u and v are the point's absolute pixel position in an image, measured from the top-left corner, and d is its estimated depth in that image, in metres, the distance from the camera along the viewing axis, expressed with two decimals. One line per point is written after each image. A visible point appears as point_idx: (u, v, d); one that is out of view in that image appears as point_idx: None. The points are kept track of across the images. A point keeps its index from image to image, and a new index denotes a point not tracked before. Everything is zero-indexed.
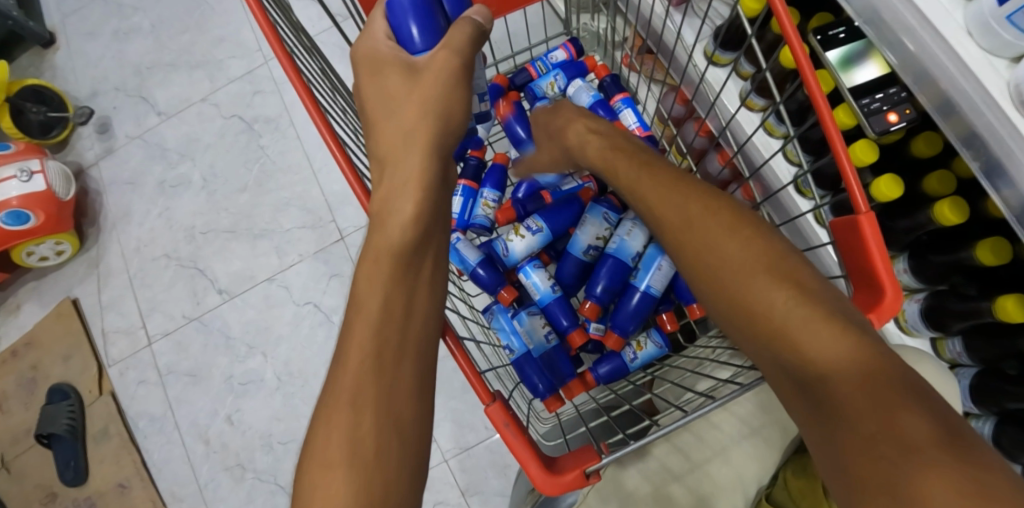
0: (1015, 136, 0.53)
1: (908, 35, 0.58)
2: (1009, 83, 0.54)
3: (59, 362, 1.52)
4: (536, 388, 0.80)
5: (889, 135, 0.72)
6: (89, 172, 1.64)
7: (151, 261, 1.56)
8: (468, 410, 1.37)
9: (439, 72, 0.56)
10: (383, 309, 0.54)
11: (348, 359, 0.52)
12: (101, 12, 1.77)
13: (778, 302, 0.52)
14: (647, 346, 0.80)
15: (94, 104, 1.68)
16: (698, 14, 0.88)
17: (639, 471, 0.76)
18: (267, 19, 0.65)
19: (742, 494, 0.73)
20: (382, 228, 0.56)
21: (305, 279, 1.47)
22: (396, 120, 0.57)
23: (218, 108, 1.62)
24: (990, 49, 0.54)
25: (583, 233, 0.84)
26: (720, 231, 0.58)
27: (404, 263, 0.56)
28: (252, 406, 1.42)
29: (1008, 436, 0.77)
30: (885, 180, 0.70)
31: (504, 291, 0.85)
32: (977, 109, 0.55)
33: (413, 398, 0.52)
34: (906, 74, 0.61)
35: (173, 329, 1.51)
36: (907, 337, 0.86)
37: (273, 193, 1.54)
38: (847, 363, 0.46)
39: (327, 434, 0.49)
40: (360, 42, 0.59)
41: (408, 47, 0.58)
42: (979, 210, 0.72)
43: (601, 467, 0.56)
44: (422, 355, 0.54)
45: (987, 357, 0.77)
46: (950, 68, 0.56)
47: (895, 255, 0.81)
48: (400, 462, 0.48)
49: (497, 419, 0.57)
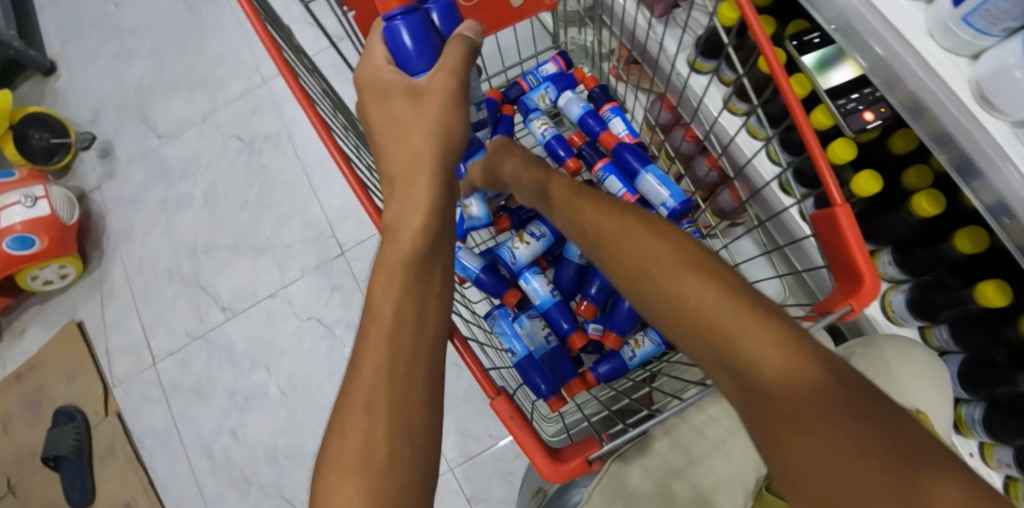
0: (980, 130, 0.56)
1: (876, 39, 0.62)
2: (970, 80, 0.57)
3: (64, 383, 1.53)
4: (540, 390, 0.81)
5: (866, 134, 0.76)
6: (90, 196, 1.67)
7: (154, 281, 1.58)
8: (471, 418, 1.38)
9: (439, 94, 0.58)
10: (396, 317, 0.55)
11: (363, 368, 0.54)
12: (100, 37, 1.81)
13: (706, 295, 0.51)
14: (645, 344, 0.82)
15: (95, 129, 1.71)
16: (679, 24, 0.92)
17: (641, 467, 0.77)
18: (272, 41, 0.69)
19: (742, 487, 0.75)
20: (391, 244, 0.58)
21: (307, 293, 1.50)
22: (397, 136, 0.59)
23: (218, 128, 1.65)
24: (951, 49, 0.58)
25: None
26: (639, 235, 0.58)
27: (418, 271, 0.57)
28: (257, 420, 1.44)
29: (999, 422, 0.80)
30: (865, 176, 0.74)
31: (508, 295, 0.88)
32: (945, 106, 0.59)
33: (426, 403, 0.53)
34: (877, 76, 0.64)
35: (177, 347, 1.53)
36: (895, 328, 0.87)
37: (274, 210, 1.57)
38: (783, 360, 0.45)
39: (343, 440, 0.51)
40: (363, 70, 0.62)
41: (408, 69, 0.61)
42: (956, 202, 0.75)
43: (602, 454, 0.58)
44: (435, 357, 0.56)
45: (974, 344, 0.80)
46: (917, 72, 0.59)
47: (879, 249, 0.84)
48: (410, 468, 0.50)
49: (503, 412, 0.59)
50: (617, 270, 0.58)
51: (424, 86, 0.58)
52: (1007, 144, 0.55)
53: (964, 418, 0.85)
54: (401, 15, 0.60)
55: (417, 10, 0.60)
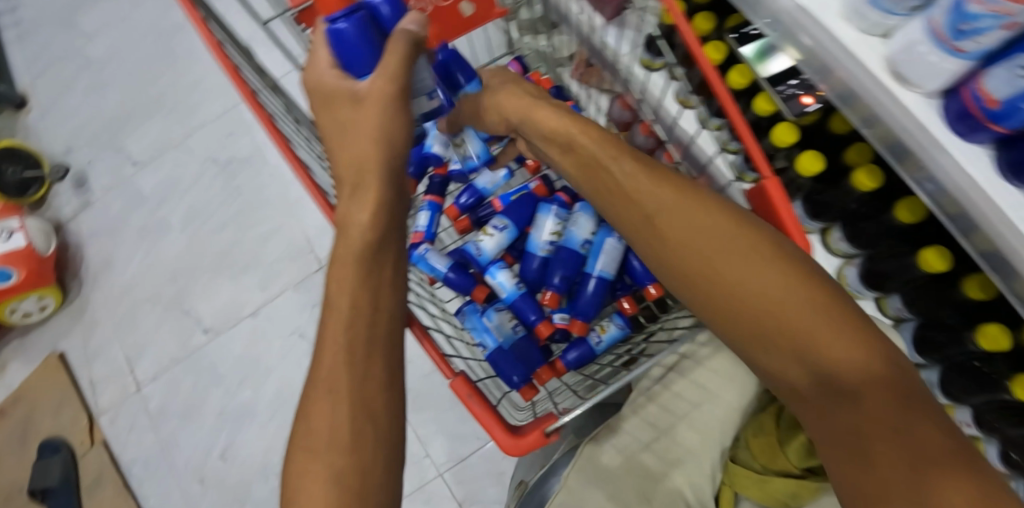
0: (902, 110, 0.59)
1: (803, 31, 0.64)
2: (885, 61, 0.59)
3: (49, 416, 1.53)
4: (512, 380, 0.84)
5: (807, 117, 0.81)
6: (67, 226, 1.67)
7: (135, 307, 1.59)
8: (459, 422, 1.40)
9: (378, 100, 0.60)
10: (353, 308, 0.59)
11: (322, 360, 0.57)
12: (70, 70, 1.82)
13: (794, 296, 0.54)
14: (610, 329, 0.86)
15: (69, 160, 1.72)
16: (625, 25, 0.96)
17: (613, 446, 0.83)
18: (233, 68, 0.76)
19: (709, 459, 0.80)
20: (344, 242, 0.61)
21: (289, 310, 1.51)
22: (349, 144, 0.62)
23: (193, 152, 1.67)
24: (864, 30, 0.59)
25: (538, 232, 0.91)
26: (704, 218, 0.59)
27: (368, 263, 0.61)
28: (246, 439, 1.44)
29: (956, 384, 0.83)
30: (808, 156, 0.78)
31: (477, 291, 0.92)
32: (868, 89, 0.61)
33: (388, 391, 0.57)
34: (810, 66, 0.67)
35: (162, 372, 1.53)
36: (853, 302, 0.92)
37: (252, 230, 1.58)
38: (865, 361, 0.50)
39: (310, 425, 0.55)
40: (309, 76, 0.64)
41: (352, 72, 0.62)
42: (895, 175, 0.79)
43: (558, 427, 0.60)
44: (392, 346, 0.59)
45: (927, 311, 0.82)
46: (837, 56, 0.62)
47: (830, 226, 0.88)
48: (377, 454, 0.54)
49: (461, 391, 0.64)
50: (671, 254, 0.60)
51: (365, 95, 0.61)
52: (922, 115, 0.58)
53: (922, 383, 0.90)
54: (344, 17, 0.60)
55: (357, 10, 0.60)
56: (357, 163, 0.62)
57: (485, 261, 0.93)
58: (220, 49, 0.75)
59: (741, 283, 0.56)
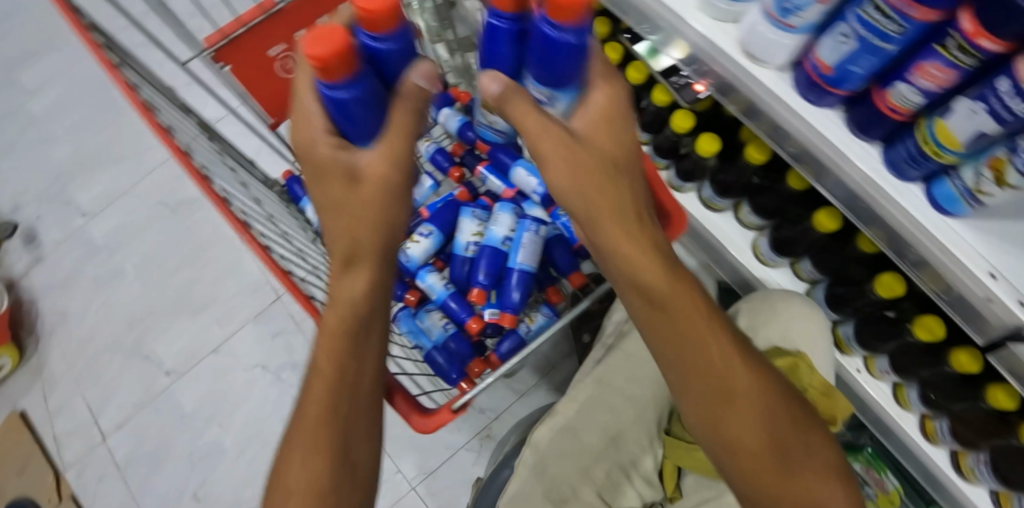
0: (756, 83, 0.64)
1: (669, 26, 0.69)
2: (738, 43, 0.64)
3: (13, 476, 1.50)
4: (449, 376, 0.93)
5: (702, 103, 0.87)
6: (21, 283, 1.67)
7: (95, 356, 1.58)
8: (426, 434, 1.42)
9: (375, 185, 0.57)
10: (339, 368, 0.61)
11: (306, 419, 0.60)
12: (12, 128, 1.83)
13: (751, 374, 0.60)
14: (538, 319, 0.97)
15: (18, 217, 1.72)
16: None
17: (549, 428, 0.88)
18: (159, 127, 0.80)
19: (646, 432, 0.89)
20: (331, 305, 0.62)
21: (250, 343, 1.52)
22: (341, 218, 0.59)
23: (143, 198, 1.69)
24: (718, 18, 0.65)
25: (461, 234, 0.98)
26: (705, 321, 0.59)
27: (353, 331, 0.62)
28: (217, 477, 1.44)
29: (869, 333, 0.89)
30: (705, 138, 0.83)
31: (409, 295, 0.98)
32: (729, 71, 0.66)
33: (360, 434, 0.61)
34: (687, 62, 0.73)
35: (126, 418, 1.52)
36: (769, 270, 0.97)
37: (207, 268, 1.60)
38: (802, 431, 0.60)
39: (291, 482, 0.58)
40: (301, 136, 0.57)
41: (353, 140, 0.58)
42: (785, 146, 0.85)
43: (464, 404, 0.77)
44: (372, 397, 0.63)
45: (835, 268, 0.87)
46: (699, 45, 0.68)
47: (740, 201, 0.94)
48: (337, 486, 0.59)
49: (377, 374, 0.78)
50: (672, 349, 0.59)
51: (353, 175, 0.57)
52: (774, 86, 0.63)
53: (842, 337, 0.94)
54: (347, 86, 0.53)
55: (363, 76, 0.53)
56: (347, 236, 0.59)
57: (413, 266, 0.98)
58: (150, 116, 0.79)
59: (732, 390, 0.58)
